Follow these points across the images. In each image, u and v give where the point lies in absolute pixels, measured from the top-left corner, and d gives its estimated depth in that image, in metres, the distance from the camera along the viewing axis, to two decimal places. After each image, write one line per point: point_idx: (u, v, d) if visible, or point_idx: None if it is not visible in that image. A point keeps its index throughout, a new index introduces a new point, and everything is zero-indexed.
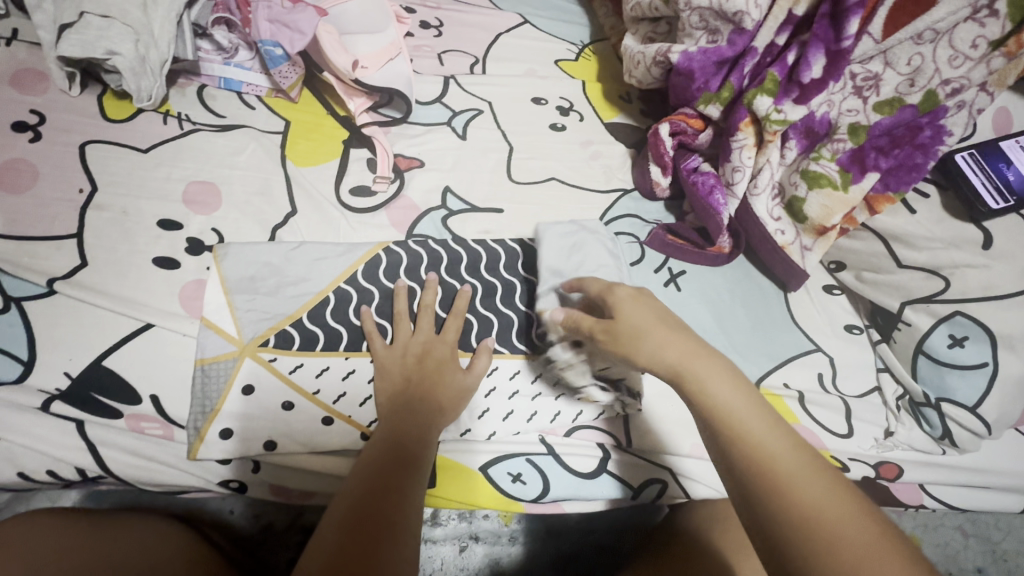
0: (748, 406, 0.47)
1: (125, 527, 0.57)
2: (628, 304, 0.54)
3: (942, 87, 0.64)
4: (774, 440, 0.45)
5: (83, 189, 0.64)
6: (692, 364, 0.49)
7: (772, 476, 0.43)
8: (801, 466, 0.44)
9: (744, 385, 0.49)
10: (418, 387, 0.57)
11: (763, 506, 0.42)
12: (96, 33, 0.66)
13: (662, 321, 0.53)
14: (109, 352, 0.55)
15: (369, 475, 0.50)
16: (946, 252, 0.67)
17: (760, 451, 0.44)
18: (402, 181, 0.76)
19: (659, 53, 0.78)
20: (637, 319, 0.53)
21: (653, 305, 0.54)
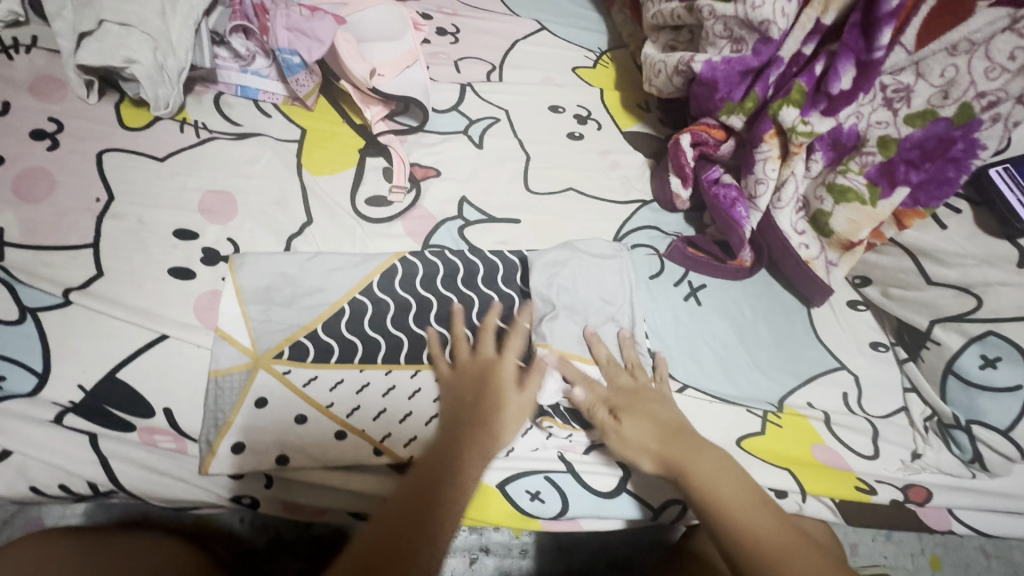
0: (739, 492, 0.54)
1: (128, 544, 0.56)
2: (628, 412, 0.59)
3: (977, 99, 0.61)
4: (764, 519, 0.52)
5: (100, 199, 0.63)
6: (682, 456, 0.55)
7: (774, 561, 0.49)
8: (787, 538, 0.51)
9: (733, 472, 0.55)
10: (481, 412, 0.56)
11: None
12: (115, 40, 0.66)
13: (657, 425, 0.58)
14: (123, 364, 0.55)
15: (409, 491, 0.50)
16: (979, 269, 0.65)
17: (756, 532, 0.51)
18: (418, 191, 0.75)
19: (681, 62, 0.77)
20: (638, 430, 0.57)
21: (647, 405, 0.59)
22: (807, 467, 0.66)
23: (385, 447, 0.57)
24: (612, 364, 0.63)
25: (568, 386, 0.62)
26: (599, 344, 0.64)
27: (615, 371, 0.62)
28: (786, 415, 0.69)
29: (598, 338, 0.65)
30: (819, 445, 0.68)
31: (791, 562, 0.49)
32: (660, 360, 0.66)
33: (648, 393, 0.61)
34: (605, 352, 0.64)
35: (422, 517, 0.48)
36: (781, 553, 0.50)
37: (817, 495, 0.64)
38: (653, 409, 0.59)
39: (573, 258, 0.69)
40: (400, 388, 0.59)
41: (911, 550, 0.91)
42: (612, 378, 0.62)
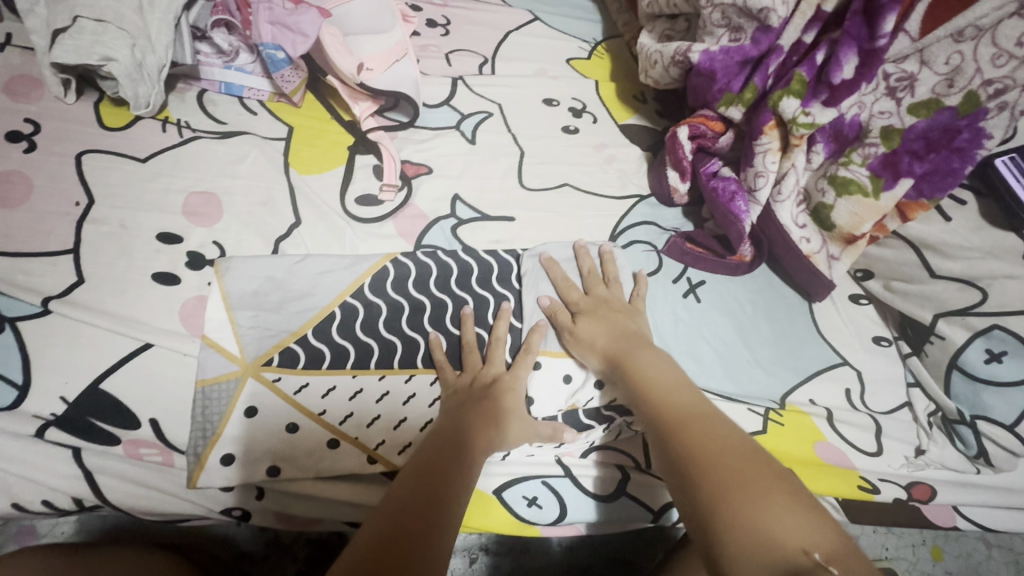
0: (671, 378, 0.54)
1: (102, 560, 0.55)
2: (589, 315, 0.61)
3: (984, 88, 0.59)
4: (687, 396, 0.51)
5: (79, 202, 0.61)
6: (625, 352, 0.57)
7: (679, 421, 0.48)
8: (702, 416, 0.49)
9: (673, 367, 0.56)
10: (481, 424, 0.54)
11: (667, 445, 0.47)
12: (90, 38, 0.62)
13: (613, 330, 0.60)
14: (105, 375, 0.53)
15: (410, 475, 0.49)
16: (984, 261, 0.63)
17: (674, 403, 0.51)
18: (410, 189, 0.73)
19: (678, 52, 0.74)
20: (592, 330, 0.60)
21: (611, 315, 0.62)
22: (809, 465, 0.65)
23: (379, 455, 0.56)
24: (592, 275, 0.66)
25: (551, 288, 0.65)
26: (587, 255, 0.68)
27: (594, 284, 0.65)
28: (789, 412, 0.68)
29: (587, 251, 0.69)
30: (823, 443, 0.67)
31: (698, 430, 0.47)
32: (643, 280, 0.67)
33: (620, 306, 0.63)
34: (590, 263, 0.67)
35: (428, 521, 0.45)
36: (693, 418, 0.48)
37: (821, 494, 0.64)
38: (615, 319, 0.61)
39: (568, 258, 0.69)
40: (393, 394, 0.58)
41: (914, 541, 0.91)
42: (590, 287, 0.65)
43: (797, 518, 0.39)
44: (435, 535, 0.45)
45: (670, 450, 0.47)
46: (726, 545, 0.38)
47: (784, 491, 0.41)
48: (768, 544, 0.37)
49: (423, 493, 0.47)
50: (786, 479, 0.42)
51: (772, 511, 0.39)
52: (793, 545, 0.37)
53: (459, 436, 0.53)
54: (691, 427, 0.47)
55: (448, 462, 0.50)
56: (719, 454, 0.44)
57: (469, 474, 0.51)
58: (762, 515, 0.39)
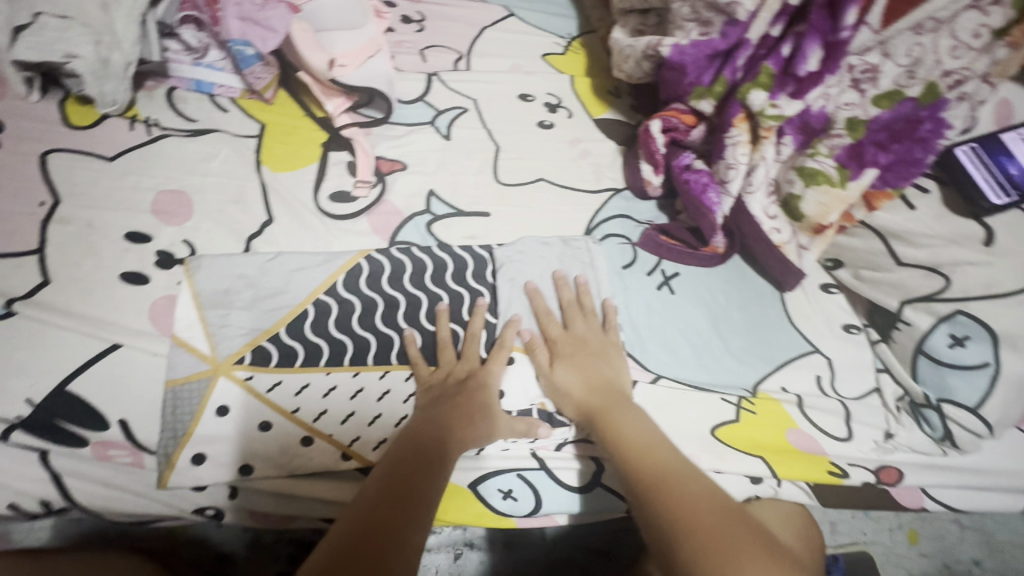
0: (650, 434, 0.54)
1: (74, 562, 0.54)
2: (566, 359, 0.61)
3: (943, 79, 0.62)
4: (669, 455, 0.52)
5: (44, 202, 0.60)
6: (603, 407, 0.57)
7: (661, 484, 0.49)
8: (681, 470, 0.50)
9: (651, 422, 0.56)
10: (453, 418, 0.55)
11: (651, 510, 0.47)
12: (53, 35, 0.61)
13: (589, 380, 0.59)
14: (73, 376, 0.52)
15: (378, 482, 0.48)
16: (947, 249, 0.65)
17: (656, 461, 0.51)
18: (384, 185, 0.73)
19: (649, 46, 0.76)
20: (570, 378, 0.59)
21: (589, 359, 0.61)
22: (780, 452, 0.66)
23: (353, 452, 0.56)
24: (571, 307, 0.65)
25: (532, 321, 0.64)
26: (566, 286, 0.66)
27: (572, 316, 0.64)
28: (761, 400, 0.69)
29: (565, 281, 0.67)
30: (794, 430, 0.68)
31: (678, 487, 0.48)
32: (610, 307, 0.66)
33: (599, 347, 0.62)
34: (569, 294, 0.66)
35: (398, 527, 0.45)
36: (676, 479, 0.49)
37: (792, 480, 0.65)
38: (593, 363, 0.61)
39: (547, 286, 0.67)
40: (368, 390, 0.58)
41: (890, 525, 0.93)
42: (568, 323, 0.64)
43: None
44: (404, 534, 0.45)
45: (655, 516, 0.47)
46: None
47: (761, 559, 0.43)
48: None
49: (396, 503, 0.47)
50: (771, 554, 0.44)
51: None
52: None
53: (431, 436, 0.53)
54: (675, 491, 0.48)
55: (416, 467, 0.50)
56: (698, 515, 0.46)
57: (438, 477, 0.50)
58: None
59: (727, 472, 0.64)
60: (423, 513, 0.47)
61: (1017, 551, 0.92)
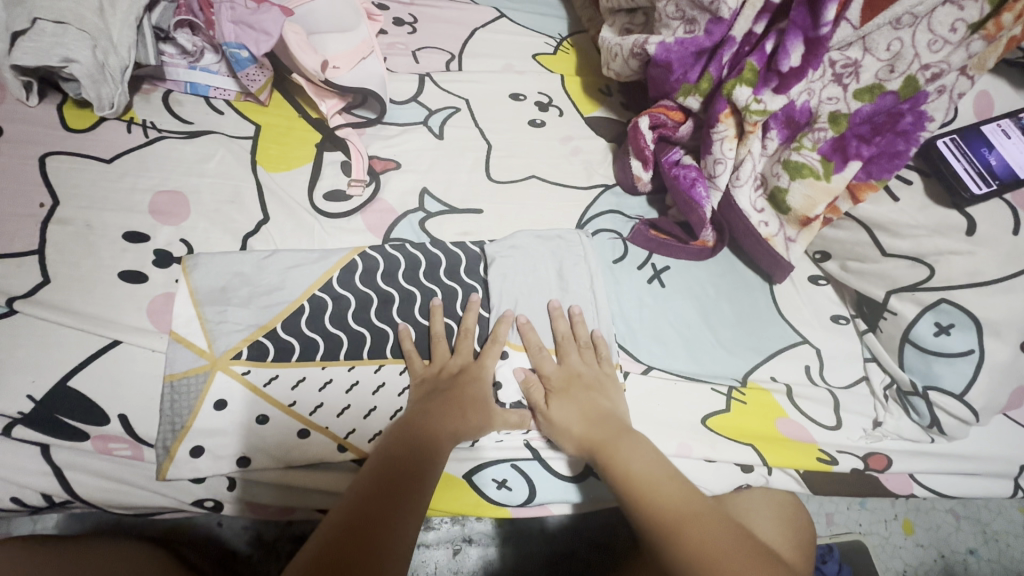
0: (654, 467, 0.54)
1: (79, 552, 0.55)
2: (561, 395, 0.61)
3: (922, 72, 0.62)
4: (677, 491, 0.52)
5: (44, 204, 0.62)
6: (601, 440, 0.57)
7: (677, 525, 0.49)
8: (696, 511, 0.50)
9: (653, 452, 0.56)
10: (443, 408, 0.56)
11: (669, 556, 0.48)
12: (51, 40, 0.62)
13: (585, 412, 0.59)
14: (74, 371, 0.53)
15: (365, 480, 0.49)
16: (931, 239, 0.65)
17: (667, 497, 0.51)
18: (378, 184, 0.74)
19: (636, 45, 0.77)
20: (566, 414, 0.60)
21: (584, 393, 0.61)
22: (771, 440, 0.67)
23: (349, 444, 0.57)
24: (566, 341, 0.65)
25: (526, 357, 0.64)
26: (561, 319, 0.66)
27: (566, 350, 0.64)
28: (751, 390, 0.70)
29: (560, 312, 0.66)
30: (783, 419, 0.69)
31: (696, 530, 0.49)
32: (600, 340, 0.65)
33: (593, 379, 0.63)
34: (564, 327, 0.65)
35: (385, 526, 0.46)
36: (688, 517, 0.50)
37: (782, 468, 0.66)
38: (590, 396, 0.61)
39: (543, 318, 0.66)
40: (364, 383, 0.59)
41: (885, 515, 0.94)
42: (562, 357, 0.64)
43: None
44: (384, 533, 0.45)
45: (676, 563, 0.47)
46: None
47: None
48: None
49: (383, 499, 0.47)
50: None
51: None
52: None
53: (422, 428, 0.54)
54: (690, 530, 0.49)
55: (403, 467, 0.50)
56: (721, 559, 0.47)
57: (425, 478, 0.50)
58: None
59: (719, 460, 0.65)
60: (410, 518, 0.47)
61: (1012, 540, 0.93)
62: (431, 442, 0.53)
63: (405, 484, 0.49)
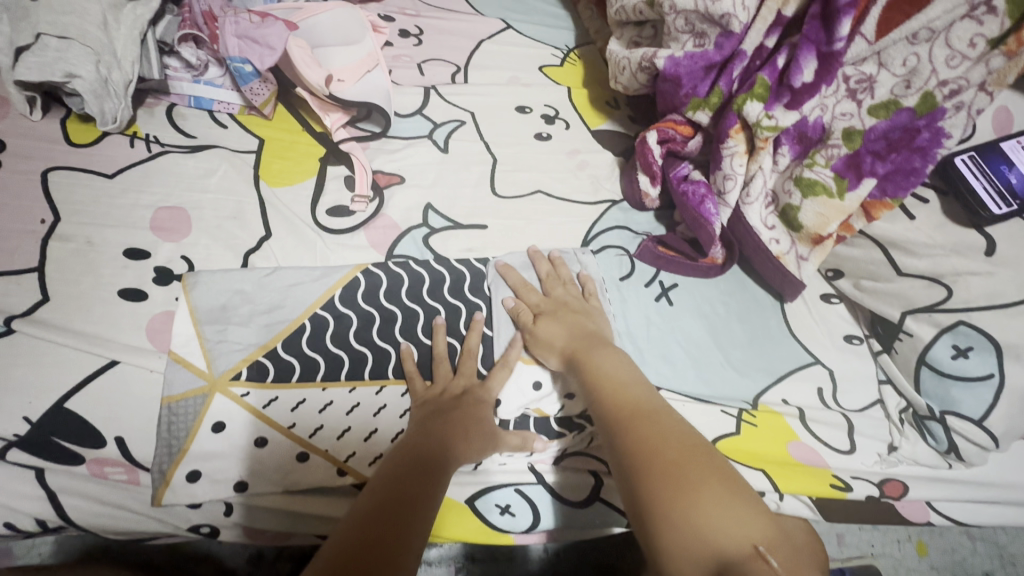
0: (626, 374, 0.54)
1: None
2: (549, 316, 0.62)
3: (939, 88, 0.61)
4: (638, 392, 0.52)
5: (45, 220, 0.61)
6: (583, 351, 0.57)
7: (627, 416, 0.49)
8: (650, 408, 0.49)
9: (629, 364, 0.56)
10: (449, 428, 0.54)
11: (616, 440, 0.48)
12: (54, 54, 0.62)
13: (572, 330, 0.60)
14: (71, 394, 0.53)
15: (368, 505, 0.47)
16: (949, 259, 0.64)
17: (624, 397, 0.51)
18: (382, 199, 0.73)
19: (644, 58, 0.76)
20: (552, 329, 0.60)
21: (571, 315, 0.62)
22: (782, 466, 0.65)
23: (349, 468, 0.56)
24: (551, 279, 0.67)
25: (509, 291, 0.66)
26: (543, 261, 0.69)
27: (551, 284, 0.66)
28: (762, 412, 0.68)
29: (541, 256, 0.70)
30: (795, 443, 0.67)
31: (644, 421, 0.48)
32: (587, 277, 0.67)
33: (579, 306, 0.64)
34: (547, 267, 0.68)
35: (397, 541, 0.44)
36: (640, 417, 0.48)
37: (795, 494, 0.64)
38: (575, 316, 0.62)
39: (525, 264, 0.69)
40: (365, 405, 0.58)
41: (899, 536, 0.91)
42: (548, 290, 0.66)
43: (735, 516, 0.40)
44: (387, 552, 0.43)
45: (619, 445, 0.47)
46: (665, 533, 0.40)
47: (723, 487, 0.42)
48: (716, 548, 0.38)
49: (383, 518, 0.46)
50: (732, 485, 0.42)
51: (711, 507, 0.40)
52: (739, 546, 0.38)
53: (429, 445, 0.52)
54: (640, 428, 0.47)
55: (404, 479, 0.49)
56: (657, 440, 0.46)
57: (430, 495, 0.49)
58: (699, 512, 0.40)
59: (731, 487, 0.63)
60: (417, 533, 0.46)
61: None
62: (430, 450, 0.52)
63: (411, 507, 0.47)
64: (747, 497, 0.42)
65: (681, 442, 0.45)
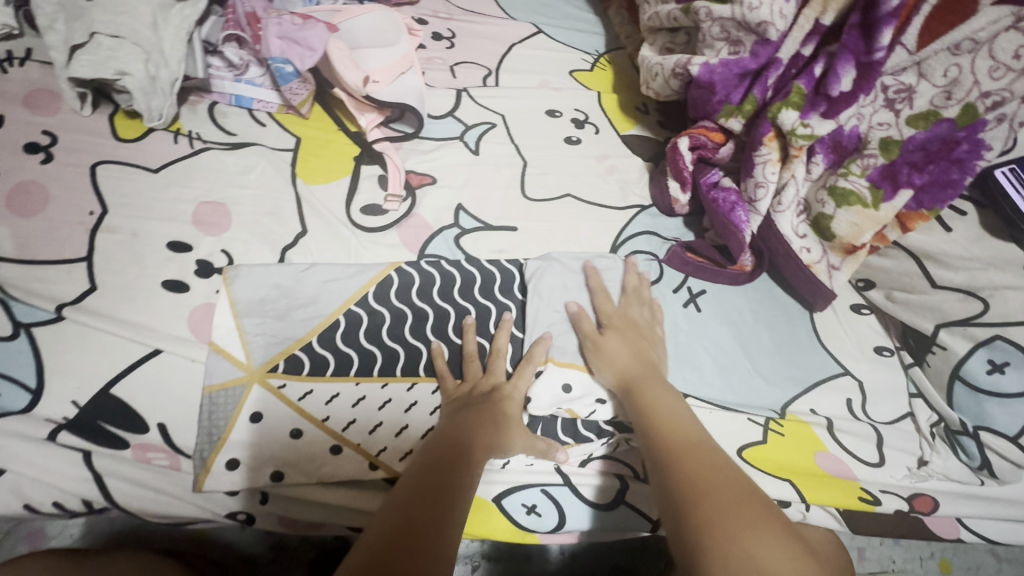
0: (679, 409, 0.55)
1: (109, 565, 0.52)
2: (616, 332, 0.63)
3: (981, 100, 0.60)
4: (691, 430, 0.53)
5: (93, 212, 0.63)
6: (642, 378, 0.58)
7: (681, 451, 0.50)
8: (702, 446, 0.51)
9: (681, 400, 0.57)
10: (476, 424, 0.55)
11: (667, 472, 0.49)
12: (106, 53, 0.65)
13: (637, 353, 0.61)
14: (118, 379, 0.54)
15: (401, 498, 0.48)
16: (986, 272, 0.63)
17: (675, 429, 0.53)
18: (414, 199, 0.75)
19: (678, 65, 0.76)
20: (616, 347, 0.61)
21: (638, 338, 0.63)
22: (810, 476, 0.65)
23: (380, 462, 0.57)
24: (631, 295, 0.68)
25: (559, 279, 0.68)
26: (634, 273, 0.70)
27: (629, 301, 0.67)
28: (789, 422, 0.68)
29: (636, 268, 0.71)
30: (822, 453, 0.67)
31: (697, 459, 0.49)
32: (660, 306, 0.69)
33: (646, 330, 0.65)
34: (635, 281, 0.69)
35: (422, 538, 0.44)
36: (693, 453, 0.50)
37: (822, 505, 0.64)
38: (641, 341, 0.62)
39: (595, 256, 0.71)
40: (396, 401, 0.59)
41: (922, 555, 0.90)
42: (624, 305, 0.67)
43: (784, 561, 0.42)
44: (423, 558, 0.43)
45: (672, 478, 0.48)
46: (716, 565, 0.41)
47: (775, 533, 0.44)
48: None
49: (416, 524, 0.45)
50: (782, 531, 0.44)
51: (762, 548, 0.42)
52: None
53: (457, 438, 0.53)
54: (693, 464, 0.49)
55: (436, 486, 0.49)
56: (710, 477, 0.47)
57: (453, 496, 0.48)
58: (751, 548, 0.42)
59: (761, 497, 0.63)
60: (450, 542, 0.45)
61: None
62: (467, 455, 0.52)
63: (441, 508, 0.47)
64: (795, 546, 0.44)
65: (735, 483, 0.47)
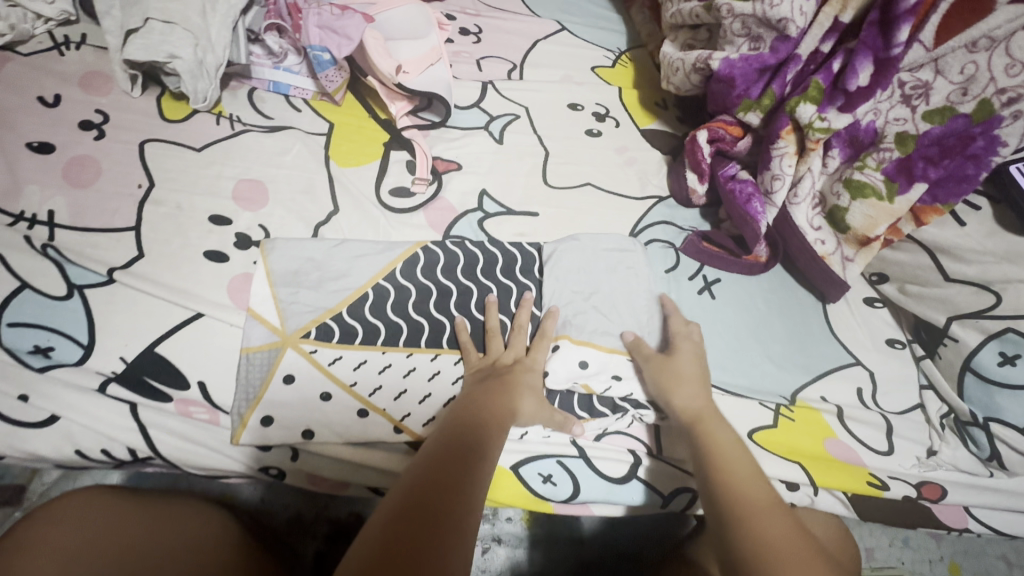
0: (744, 458, 0.55)
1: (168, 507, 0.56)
2: (680, 360, 0.63)
3: (997, 96, 0.61)
4: (758, 484, 0.53)
5: (142, 185, 0.67)
6: (705, 415, 0.59)
7: (748, 508, 0.50)
8: (771, 503, 0.51)
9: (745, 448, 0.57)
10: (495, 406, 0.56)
11: (732, 527, 0.49)
12: (158, 37, 0.69)
13: (702, 387, 0.61)
14: (163, 339, 0.58)
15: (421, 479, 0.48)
16: (999, 266, 0.64)
17: (736, 479, 0.53)
18: (440, 183, 0.78)
19: (698, 60, 0.78)
20: (682, 377, 0.61)
21: (701, 371, 0.63)
22: (819, 460, 0.66)
23: (405, 427, 0.60)
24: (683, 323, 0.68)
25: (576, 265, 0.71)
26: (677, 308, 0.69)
27: (689, 330, 0.67)
28: (799, 408, 0.69)
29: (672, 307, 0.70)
30: (832, 440, 0.68)
31: (762, 517, 0.49)
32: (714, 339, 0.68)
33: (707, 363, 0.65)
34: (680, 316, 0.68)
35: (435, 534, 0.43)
36: (756, 509, 0.50)
37: (830, 489, 0.65)
38: (706, 375, 0.63)
39: (609, 237, 0.74)
40: (420, 370, 0.62)
41: (931, 556, 0.89)
42: (686, 333, 0.66)
43: None
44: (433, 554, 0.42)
45: (736, 535, 0.49)
46: None
47: None
48: None
49: (425, 521, 0.44)
50: None
51: None
52: None
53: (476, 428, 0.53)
54: (757, 522, 0.49)
55: (454, 490, 0.47)
56: (773, 536, 0.48)
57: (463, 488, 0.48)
58: None
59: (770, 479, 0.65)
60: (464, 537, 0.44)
61: None
62: (483, 463, 0.51)
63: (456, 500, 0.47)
64: None
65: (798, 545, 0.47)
